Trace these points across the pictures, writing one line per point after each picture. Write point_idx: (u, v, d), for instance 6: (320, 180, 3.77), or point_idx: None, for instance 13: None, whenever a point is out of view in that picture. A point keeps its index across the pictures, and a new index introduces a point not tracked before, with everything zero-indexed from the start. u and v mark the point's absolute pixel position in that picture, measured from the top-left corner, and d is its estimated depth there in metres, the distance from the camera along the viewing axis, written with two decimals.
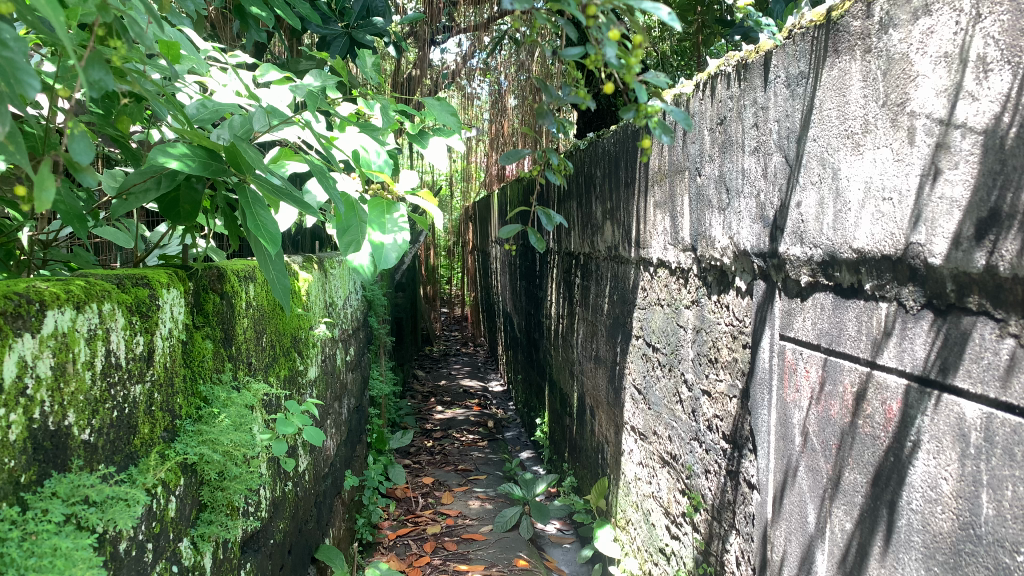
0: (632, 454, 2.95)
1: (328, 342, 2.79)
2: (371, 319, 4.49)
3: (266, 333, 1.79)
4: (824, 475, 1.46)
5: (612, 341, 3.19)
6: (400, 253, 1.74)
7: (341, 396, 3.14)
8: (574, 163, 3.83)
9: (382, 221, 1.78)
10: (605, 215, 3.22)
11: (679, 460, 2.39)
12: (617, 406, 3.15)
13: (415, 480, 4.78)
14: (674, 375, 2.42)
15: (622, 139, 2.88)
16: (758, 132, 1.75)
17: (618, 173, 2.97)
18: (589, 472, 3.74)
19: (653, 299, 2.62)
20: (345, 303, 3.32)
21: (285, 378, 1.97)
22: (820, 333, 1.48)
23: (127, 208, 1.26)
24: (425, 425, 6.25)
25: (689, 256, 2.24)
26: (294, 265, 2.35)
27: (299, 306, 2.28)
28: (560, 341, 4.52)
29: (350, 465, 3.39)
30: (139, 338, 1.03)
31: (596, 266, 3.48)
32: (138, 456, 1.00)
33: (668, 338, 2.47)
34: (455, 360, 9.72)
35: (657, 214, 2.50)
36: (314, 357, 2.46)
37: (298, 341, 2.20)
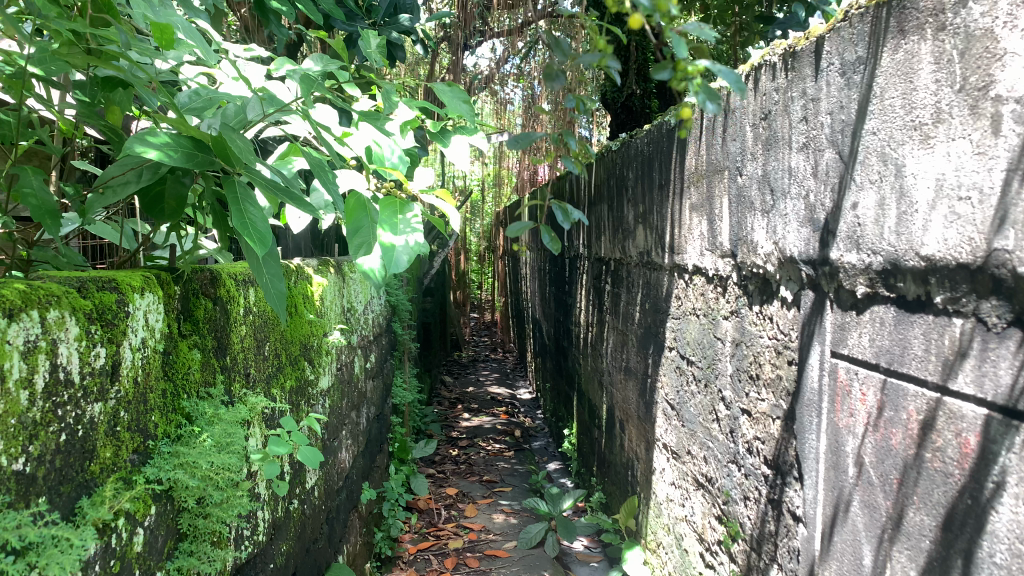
0: (664, 473, 2.79)
1: (346, 350, 2.67)
2: (396, 325, 4.37)
3: (269, 341, 1.67)
4: (883, 513, 1.29)
5: (644, 352, 3.04)
6: (412, 255, 1.60)
7: (361, 405, 3.02)
8: (605, 166, 3.68)
9: (394, 221, 1.65)
10: (637, 219, 3.07)
11: (715, 482, 2.23)
12: (648, 421, 2.99)
13: (439, 491, 4.65)
14: (710, 392, 2.26)
15: (657, 139, 2.73)
16: (807, 126, 1.58)
17: (651, 174, 2.81)
18: (618, 488, 3.58)
19: (688, 309, 2.46)
20: (366, 308, 3.20)
21: (293, 390, 1.84)
22: (879, 352, 1.31)
23: (104, 203, 1.14)
24: (451, 433, 6.12)
25: (728, 263, 2.08)
26: (308, 269, 2.23)
27: (312, 312, 2.16)
28: (589, 350, 4.37)
29: (370, 477, 3.27)
30: (100, 350, 0.90)
31: (627, 273, 3.32)
32: (94, 485, 0.88)
33: (704, 351, 2.31)
34: (484, 366, 9.60)
35: (693, 217, 2.35)
36: (328, 366, 2.34)
37: (309, 350, 2.08)
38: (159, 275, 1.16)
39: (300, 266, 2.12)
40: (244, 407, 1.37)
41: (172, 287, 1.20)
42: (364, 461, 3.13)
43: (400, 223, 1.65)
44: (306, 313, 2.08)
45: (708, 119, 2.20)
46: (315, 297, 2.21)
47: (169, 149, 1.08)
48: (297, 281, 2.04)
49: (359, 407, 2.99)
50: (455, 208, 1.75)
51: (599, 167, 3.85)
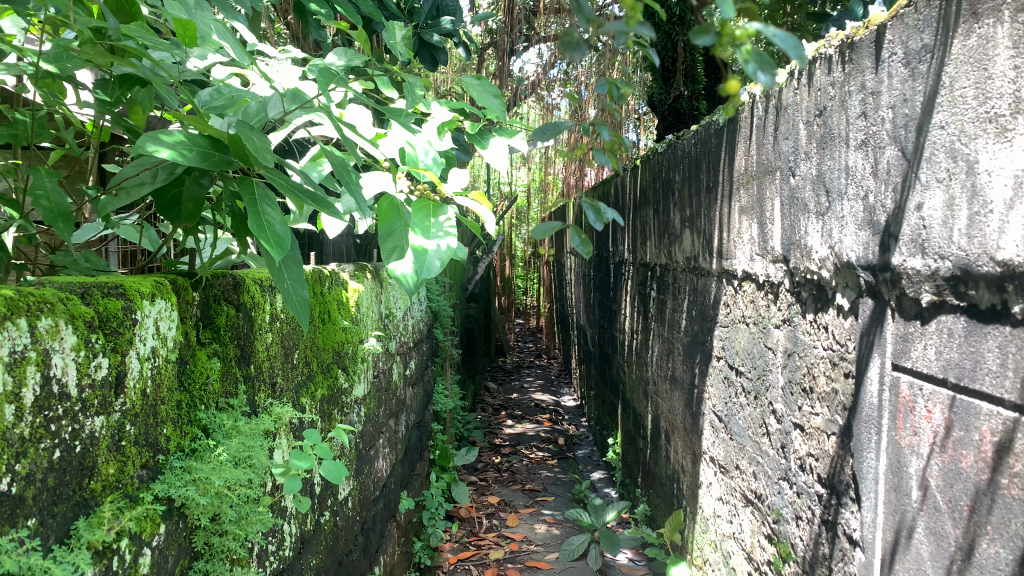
0: (711, 487, 2.68)
1: (384, 357, 2.62)
2: (437, 331, 4.32)
3: (298, 349, 1.61)
4: (952, 543, 1.18)
5: (690, 361, 2.93)
6: (444, 260, 1.53)
7: (399, 413, 2.97)
8: (651, 169, 3.58)
9: (426, 224, 1.58)
10: (683, 223, 2.96)
11: (765, 500, 2.11)
12: (695, 433, 2.88)
13: (480, 499, 4.59)
14: (760, 404, 2.15)
15: (705, 139, 2.62)
16: (865, 122, 1.47)
17: (699, 177, 2.71)
18: (663, 500, 3.47)
19: (737, 316, 2.35)
20: (405, 314, 3.16)
21: (324, 399, 1.79)
22: (947, 365, 1.20)
23: (117, 205, 1.09)
24: (494, 439, 6.06)
25: (780, 268, 1.98)
26: (344, 274, 2.18)
27: (347, 318, 2.11)
28: (634, 358, 4.26)
29: (409, 486, 3.22)
30: (102, 360, 0.85)
31: (673, 279, 3.22)
32: (94, 505, 0.82)
33: (754, 361, 2.20)
34: (529, 372, 9.53)
35: (742, 220, 2.24)
36: (365, 373, 2.29)
37: (343, 357, 2.03)
38: (174, 281, 1.12)
39: (336, 271, 2.08)
40: (268, 419, 1.32)
41: (189, 293, 1.15)
42: (403, 470, 3.08)
43: (433, 226, 1.58)
44: (340, 320, 2.03)
45: (758, 117, 2.09)
46: (351, 303, 2.17)
47: (182, 148, 1.03)
48: (331, 286, 1.99)
49: (398, 415, 2.94)
50: (490, 211, 1.67)
51: (645, 170, 3.75)
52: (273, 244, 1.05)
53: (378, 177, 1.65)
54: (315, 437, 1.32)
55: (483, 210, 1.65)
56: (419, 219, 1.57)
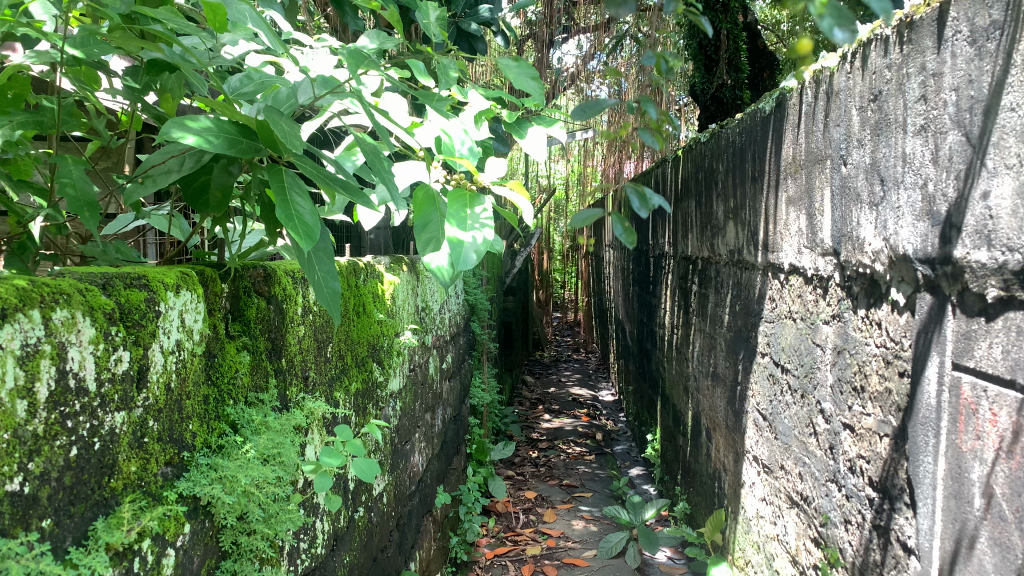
0: (754, 487, 2.60)
1: (420, 351, 2.59)
2: (475, 324, 4.29)
3: (331, 343, 1.58)
4: (1019, 555, 1.10)
5: (733, 357, 2.85)
6: (481, 251, 1.49)
7: (436, 407, 2.94)
8: (693, 160, 3.50)
9: (462, 215, 1.53)
10: (727, 215, 2.88)
11: (811, 502, 2.03)
12: (738, 431, 2.80)
13: (517, 494, 4.55)
14: (808, 402, 2.07)
15: (750, 128, 2.54)
16: (926, 106, 1.39)
17: (743, 167, 2.63)
18: (703, 499, 3.39)
19: (783, 311, 2.27)
20: (442, 308, 3.12)
21: (358, 392, 1.76)
22: (1015, 365, 1.12)
23: (143, 193, 1.05)
24: (531, 434, 6.02)
25: (830, 262, 1.89)
26: (380, 266, 2.15)
27: (382, 311, 2.07)
28: (674, 353, 4.19)
29: (446, 480, 3.19)
30: (123, 355, 0.82)
31: (716, 273, 3.13)
32: (114, 504, 0.79)
33: (801, 357, 2.12)
34: (567, 366, 9.47)
35: (790, 211, 2.16)
36: (401, 367, 2.26)
37: (378, 350, 2.00)
38: (201, 273, 1.09)
39: (370, 263, 2.04)
40: (298, 414, 1.28)
41: (217, 285, 1.12)
42: (440, 465, 3.05)
43: (470, 215, 1.53)
44: (375, 313, 2.00)
45: (807, 104, 2.01)
46: (387, 296, 2.13)
47: (209, 134, 1.00)
48: (366, 278, 1.96)
49: (434, 409, 2.91)
50: (527, 201, 1.63)
51: (687, 161, 3.67)
52: (302, 233, 1.01)
53: (412, 166, 1.61)
54: (346, 432, 1.29)
55: (520, 199, 1.62)
56: (456, 209, 1.53)
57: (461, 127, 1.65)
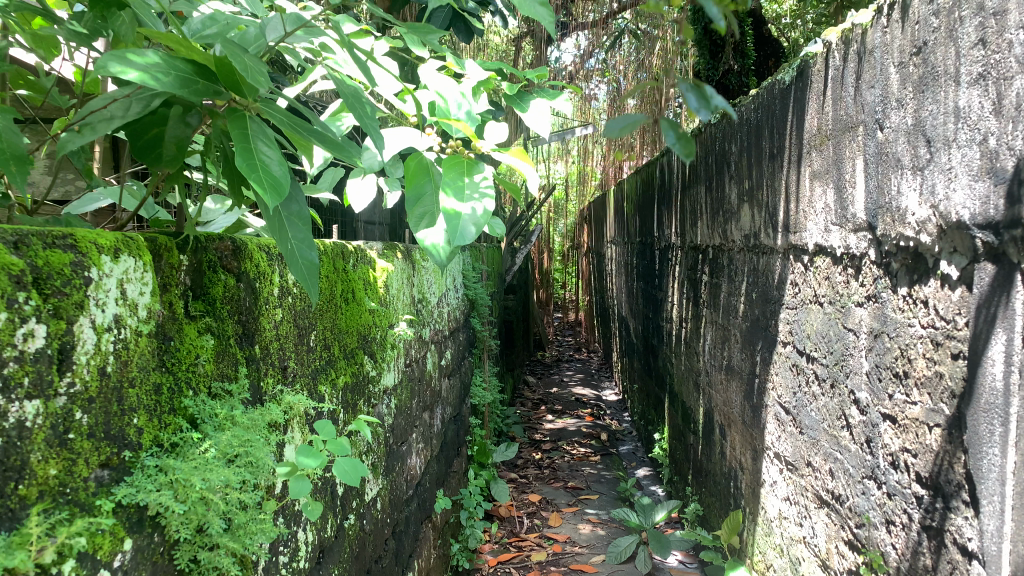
0: (776, 486, 2.43)
1: (418, 345, 2.42)
2: (475, 321, 4.12)
3: (315, 331, 1.41)
4: None
5: (750, 348, 2.68)
6: (481, 224, 1.33)
7: (435, 405, 2.77)
8: (702, 144, 3.34)
9: (460, 184, 1.36)
10: (741, 198, 2.72)
11: (844, 501, 1.86)
12: (756, 427, 2.64)
13: (521, 497, 4.37)
14: (839, 393, 1.90)
15: (767, 103, 2.38)
16: (985, 50, 1.22)
17: (759, 145, 2.47)
18: (717, 499, 3.23)
19: (809, 295, 2.11)
20: (441, 301, 2.96)
21: (347, 387, 1.59)
22: None
23: (82, 143, 0.85)
24: (534, 435, 5.85)
25: (865, 237, 1.73)
26: (373, 251, 1.98)
27: (376, 300, 1.90)
28: (683, 348, 4.03)
29: (446, 484, 3.02)
30: (36, 329, 0.66)
31: (729, 260, 2.97)
32: (20, 518, 0.63)
33: (830, 344, 1.95)
34: (569, 366, 9.31)
35: (816, 187, 2.00)
36: (397, 362, 2.09)
37: (371, 342, 1.83)
38: (154, 240, 0.92)
39: (361, 247, 1.87)
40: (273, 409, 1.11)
41: (173, 256, 0.95)
42: (440, 467, 2.88)
43: (468, 185, 1.37)
44: (367, 301, 1.83)
45: (834, 69, 1.85)
46: (380, 284, 1.96)
47: (155, 69, 0.82)
48: (356, 264, 1.79)
49: (434, 408, 2.74)
50: (531, 166, 1.49)
51: (695, 146, 3.51)
52: (268, 188, 0.84)
53: (403, 131, 1.44)
54: (328, 429, 1.11)
55: (523, 166, 1.47)
56: (453, 178, 1.36)
57: (458, 90, 1.48)
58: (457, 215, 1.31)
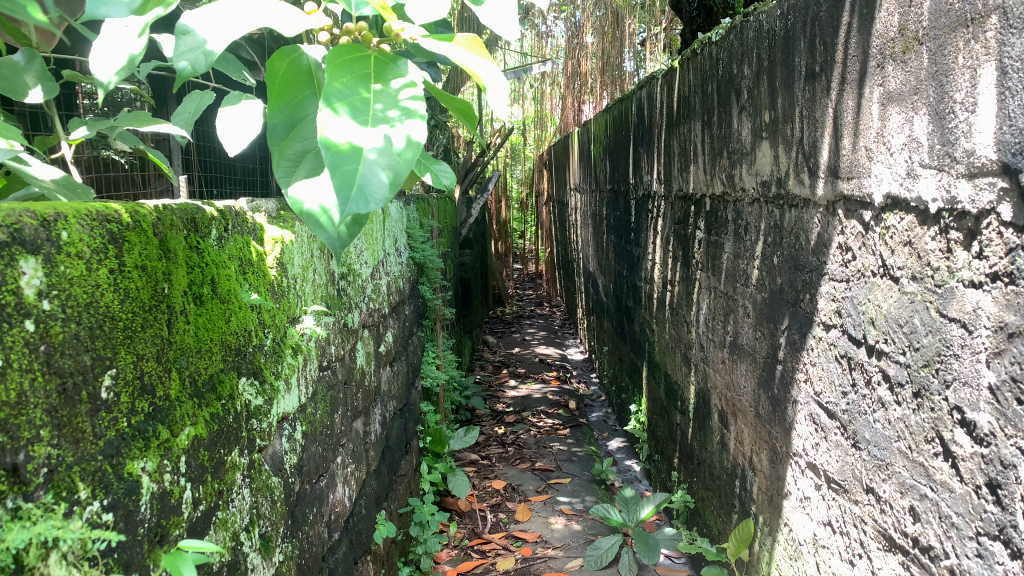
0: (809, 504, 1.90)
1: (340, 338, 1.82)
2: (425, 287, 3.52)
3: (118, 365, 0.79)
4: None
5: (769, 325, 2.14)
6: (402, 171, 0.72)
7: (372, 406, 2.18)
8: (698, 70, 2.77)
9: (361, 96, 0.76)
10: (756, 134, 2.19)
11: (940, 556, 1.32)
12: (777, 424, 2.10)
13: (482, 485, 3.82)
14: (928, 407, 1.34)
15: (804, 6, 1.82)
16: None
17: (791, 65, 1.91)
18: (717, 497, 2.72)
19: (873, 263, 1.56)
20: (377, 271, 2.36)
21: (201, 443, 0.99)
22: None
23: None
24: (495, 405, 5.31)
25: (989, 185, 1.17)
26: (260, 214, 1.36)
27: (260, 292, 1.29)
28: (666, 313, 3.50)
29: (390, 496, 2.44)
30: None
31: (736, 213, 2.44)
32: None
33: (913, 336, 1.39)
34: (531, 322, 8.79)
35: (894, 115, 1.44)
36: (301, 372, 1.48)
37: (247, 358, 1.21)
38: None
39: (234, 209, 1.25)
40: None
41: None
42: (381, 481, 2.29)
43: (378, 100, 0.76)
44: (245, 292, 1.22)
45: None
46: (270, 263, 1.35)
47: None
48: (221, 239, 1.16)
49: (370, 410, 2.16)
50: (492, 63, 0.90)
51: (687, 73, 2.93)
52: None
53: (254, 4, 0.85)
54: None
55: (482, 70, 0.89)
56: (349, 90, 0.76)
57: None
58: (355, 159, 0.71)
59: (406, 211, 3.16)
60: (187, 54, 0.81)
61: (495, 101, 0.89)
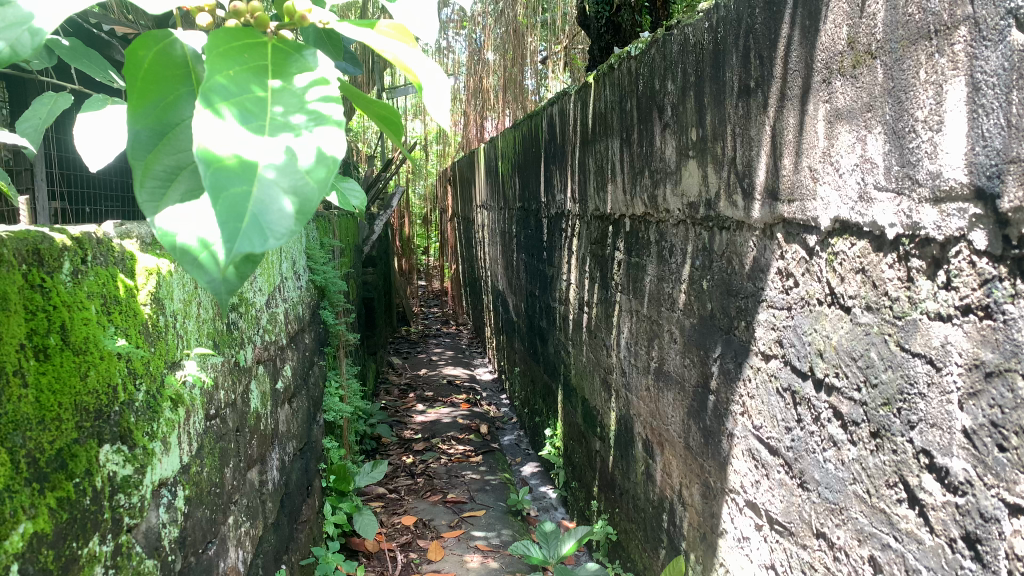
0: (747, 544, 1.79)
1: (229, 381, 1.59)
2: (327, 312, 3.29)
3: None
4: None
5: (699, 353, 2.04)
6: (311, 194, 0.53)
7: (267, 452, 1.96)
8: (615, 86, 2.67)
9: (255, 96, 0.57)
10: (682, 152, 2.09)
11: None
12: (709, 458, 1.99)
13: (390, 522, 3.59)
14: (889, 449, 1.24)
15: (738, 17, 1.72)
16: None
17: (722, 80, 1.81)
18: (641, 531, 2.60)
19: (817, 290, 1.46)
20: (271, 300, 2.14)
21: (44, 539, 0.79)
22: None
23: None
24: (402, 432, 5.08)
25: (959, 209, 1.07)
26: (131, 241, 1.15)
27: (130, 336, 1.08)
28: (583, 335, 3.39)
29: (290, 549, 2.20)
30: None
31: (660, 234, 2.33)
32: None
33: (870, 370, 1.29)
34: (437, 342, 8.58)
35: (843, 134, 1.34)
36: (182, 426, 1.26)
37: (111, 421, 0.99)
38: None
39: (95, 235, 1.03)
40: None
41: None
42: (279, 535, 2.05)
43: (277, 102, 0.57)
44: (110, 337, 1.00)
45: None
46: (144, 300, 1.14)
47: None
48: (76, 274, 0.95)
49: (265, 458, 1.93)
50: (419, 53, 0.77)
51: (603, 88, 2.83)
52: None
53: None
54: None
55: (414, 63, 0.76)
56: (238, 86, 0.57)
57: None
58: (248, 179, 0.51)
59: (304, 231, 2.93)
60: (5, 33, 0.65)
61: (434, 101, 0.76)
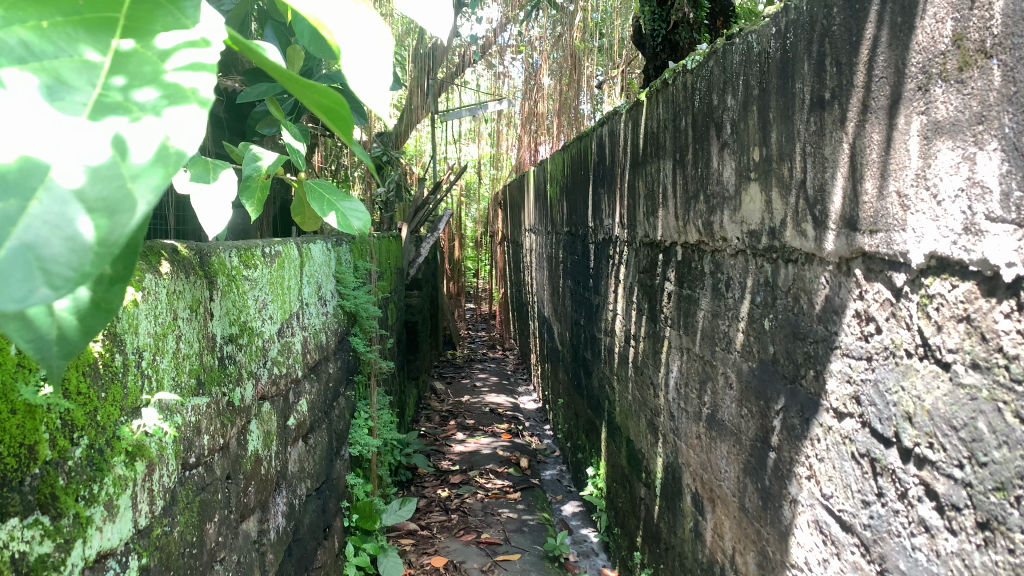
0: None
1: (217, 423, 1.41)
2: (357, 338, 3.11)
3: None
4: None
5: (758, 403, 1.78)
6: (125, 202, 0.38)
7: (269, 497, 1.77)
8: (669, 102, 2.44)
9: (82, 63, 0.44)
10: (742, 174, 1.85)
11: None
12: (768, 523, 1.74)
13: (419, 563, 3.38)
14: (1004, 548, 0.98)
15: (812, 19, 1.49)
16: None
17: (791, 92, 1.57)
18: None
19: (906, 339, 1.21)
20: (285, 329, 1.96)
21: None
22: None
23: None
24: (440, 462, 4.88)
25: None
26: None
27: (67, 378, 0.89)
28: (629, 370, 3.14)
29: None
30: None
31: (715, 265, 2.09)
32: None
33: (976, 445, 1.04)
34: (482, 367, 8.37)
35: (945, 150, 1.09)
36: (140, 483, 1.07)
37: (23, 488, 0.80)
38: None
39: None
40: None
41: None
42: None
43: (118, 72, 0.44)
44: (29, 383, 0.82)
45: None
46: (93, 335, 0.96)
47: None
48: None
49: (266, 504, 1.74)
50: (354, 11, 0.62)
51: (655, 106, 2.61)
52: None
53: None
54: None
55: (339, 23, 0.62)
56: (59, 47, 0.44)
57: None
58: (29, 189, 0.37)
59: (334, 251, 2.76)
60: None
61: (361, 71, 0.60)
